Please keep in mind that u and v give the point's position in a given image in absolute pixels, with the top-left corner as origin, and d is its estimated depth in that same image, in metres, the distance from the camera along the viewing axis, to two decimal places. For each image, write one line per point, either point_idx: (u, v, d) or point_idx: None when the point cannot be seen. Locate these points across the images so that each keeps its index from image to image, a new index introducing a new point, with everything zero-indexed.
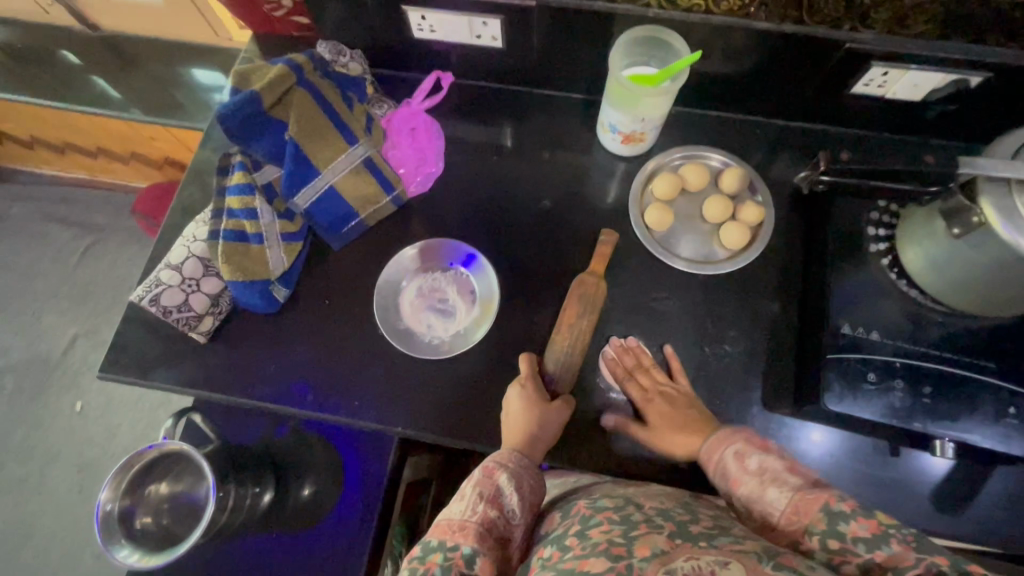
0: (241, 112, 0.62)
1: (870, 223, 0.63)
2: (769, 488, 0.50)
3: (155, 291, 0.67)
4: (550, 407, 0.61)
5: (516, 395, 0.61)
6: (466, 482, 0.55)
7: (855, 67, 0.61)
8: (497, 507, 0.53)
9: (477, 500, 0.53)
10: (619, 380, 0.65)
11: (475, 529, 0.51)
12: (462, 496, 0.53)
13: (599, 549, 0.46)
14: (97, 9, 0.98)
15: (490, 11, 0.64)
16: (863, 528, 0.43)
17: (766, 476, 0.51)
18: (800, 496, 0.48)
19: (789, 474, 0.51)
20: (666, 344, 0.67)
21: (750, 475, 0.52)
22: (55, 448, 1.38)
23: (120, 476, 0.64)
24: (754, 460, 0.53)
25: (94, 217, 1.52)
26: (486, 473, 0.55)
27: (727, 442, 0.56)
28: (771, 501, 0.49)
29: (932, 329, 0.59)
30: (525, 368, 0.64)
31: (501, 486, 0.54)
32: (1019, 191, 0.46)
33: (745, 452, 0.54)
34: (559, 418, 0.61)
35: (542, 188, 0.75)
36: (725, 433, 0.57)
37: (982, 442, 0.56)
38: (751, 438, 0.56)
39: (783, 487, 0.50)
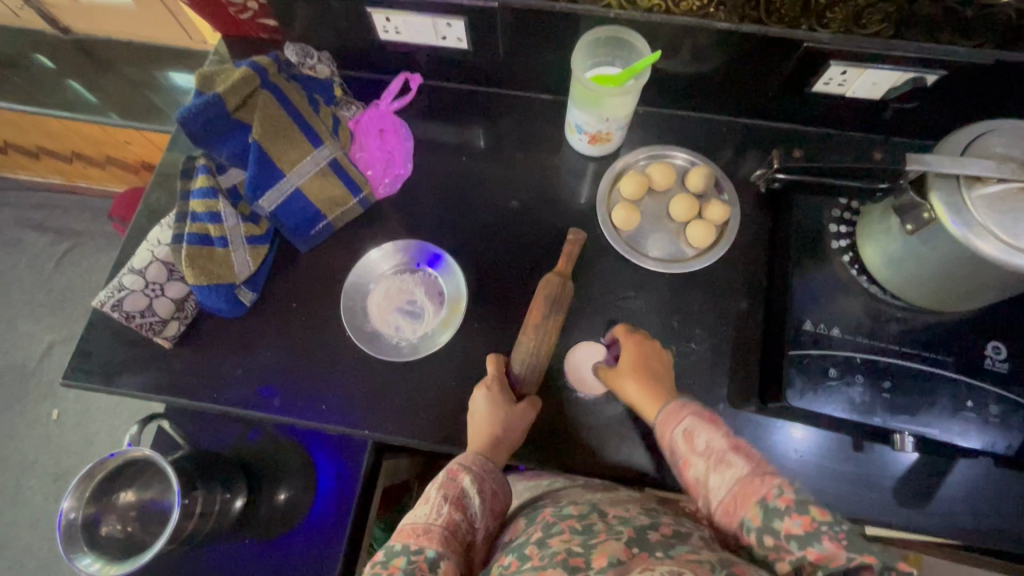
0: (203, 113, 0.61)
1: (832, 220, 0.64)
2: (713, 473, 0.50)
3: (118, 295, 0.66)
4: (517, 409, 0.61)
5: (481, 394, 0.61)
6: (431, 485, 0.55)
7: (814, 66, 0.62)
8: (461, 510, 0.53)
9: (441, 502, 0.53)
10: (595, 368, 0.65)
11: (439, 531, 0.51)
12: (427, 499, 0.53)
13: (557, 559, 0.47)
14: (63, 12, 0.96)
15: (453, 12, 0.64)
16: (796, 525, 0.45)
17: (712, 458, 0.51)
18: (740, 487, 0.48)
19: (735, 456, 0.50)
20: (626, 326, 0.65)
21: (697, 456, 0.51)
22: (32, 457, 1.36)
23: (83, 484, 0.64)
24: (701, 439, 0.52)
25: (72, 222, 1.51)
26: (449, 474, 0.55)
27: (678, 418, 0.54)
28: (714, 486, 0.50)
29: (892, 325, 0.60)
30: (492, 369, 0.64)
31: (466, 488, 0.54)
32: (967, 187, 0.47)
33: (693, 430, 0.53)
34: (524, 421, 0.61)
35: (510, 189, 0.75)
36: (676, 406, 0.55)
37: (940, 435, 0.57)
38: (699, 413, 0.54)
39: (726, 473, 0.50)
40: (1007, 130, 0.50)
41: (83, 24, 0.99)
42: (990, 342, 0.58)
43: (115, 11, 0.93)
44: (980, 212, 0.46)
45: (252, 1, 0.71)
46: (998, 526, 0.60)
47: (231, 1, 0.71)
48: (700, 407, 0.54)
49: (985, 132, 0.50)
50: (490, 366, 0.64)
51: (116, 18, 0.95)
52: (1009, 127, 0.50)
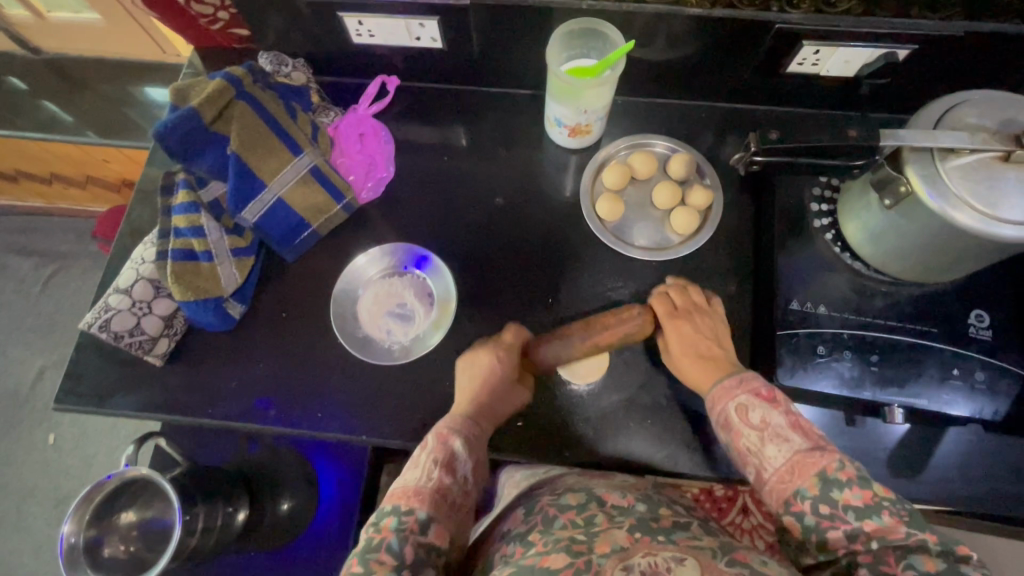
0: (181, 128, 0.61)
1: (813, 199, 0.65)
2: (768, 445, 0.50)
3: (105, 316, 0.65)
4: (513, 385, 0.61)
5: (486, 358, 0.61)
6: (421, 449, 0.55)
7: (788, 47, 0.63)
8: (451, 474, 0.54)
9: (432, 466, 0.53)
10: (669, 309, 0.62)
11: (430, 493, 0.52)
12: (418, 464, 0.54)
13: (561, 545, 0.47)
14: (31, 31, 0.95)
15: (425, 12, 0.63)
16: (856, 497, 0.46)
17: (768, 432, 0.51)
18: (798, 459, 0.49)
19: (792, 432, 0.51)
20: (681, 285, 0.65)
21: (753, 428, 0.52)
22: (31, 483, 1.35)
23: (82, 509, 0.63)
24: (758, 413, 0.52)
25: (55, 244, 1.49)
26: (439, 439, 0.55)
27: (732, 394, 0.54)
28: (768, 457, 0.50)
29: (876, 299, 0.61)
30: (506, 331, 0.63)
31: (456, 452, 0.55)
32: (941, 159, 0.48)
33: (749, 405, 0.52)
34: (515, 401, 0.61)
35: (494, 186, 0.75)
36: (731, 382, 0.54)
37: (929, 406, 0.58)
38: (756, 389, 0.53)
39: (783, 445, 0.50)
40: (979, 100, 0.51)
41: (52, 42, 0.97)
42: (973, 311, 0.59)
43: (85, 27, 0.92)
44: (955, 183, 0.47)
45: (223, 11, 0.71)
46: (990, 491, 0.61)
47: (202, 12, 0.71)
48: (757, 384, 0.53)
49: (958, 103, 0.51)
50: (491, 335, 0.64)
51: (86, 34, 0.94)
52: (981, 97, 0.51)
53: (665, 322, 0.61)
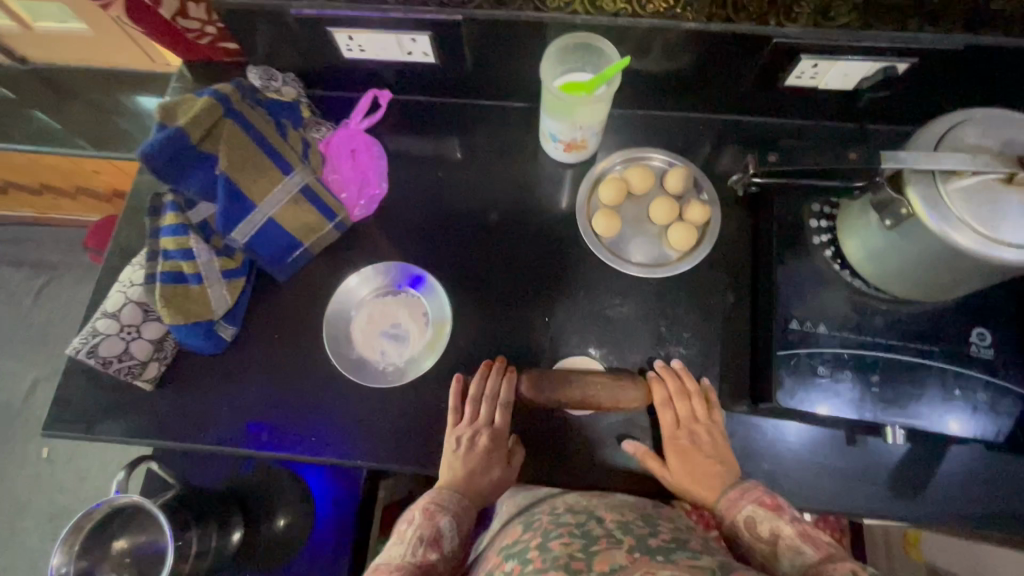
0: (167, 151, 0.58)
1: (811, 216, 0.64)
2: (783, 558, 0.52)
3: (92, 342, 0.63)
4: (504, 463, 0.62)
5: (484, 433, 0.61)
6: (408, 523, 0.58)
7: (785, 61, 0.61)
8: (436, 550, 0.56)
9: (416, 541, 0.56)
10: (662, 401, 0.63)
11: (413, 570, 0.54)
12: (403, 538, 0.56)
13: (559, 563, 0.47)
14: (18, 43, 0.94)
15: (416, 27, 0.62)
16: None
17: (778, 543, 0.53)
18: (812, 574, 0.49)
19: (802, 541, 0.52)
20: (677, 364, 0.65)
21: (763, 542, 0.54)
22: (24, 498, 1.34)
23: (71, 538, 0.63)
24: (765, 526, 0.54)
25: (46, 255, 1.47)
26: (428, 516, 0.58)
27: (739, 504, 0.56)
28: (785, 571, 0.51)
29: (876, 318, 0.60)
30: (503, 395, 0.63)
31: (443, 529, 0.57)
32: (943, 181, 0.47)
33: (755, 517, 0.55)
34: (502, 481, 0.62)
35: (489, 201, 0.74)
36: (735, 494, 0.57)
37: (931, 427, 0.57)
38: (760, 499, 0.56)
39: (795, 557, 0.51)
40: (981, 120, 0.50)
41: (39, 53, 0.96)
42: (974, 330, 0.59)
43: (73, 39, 0.90)
44: (958, 206, 0.46)
45: (211, 26, 0.70)
46: (990, 509, 0.60)
47: (188, 27, 0.70)
48: (761, 493, 0.56)
49: (959, 122, 0.50)
50: (485, 403, 0.63)
51: (75, 46, 0.92)
52: (983, 116, 0.50)
53: (669, 442, 0.61)
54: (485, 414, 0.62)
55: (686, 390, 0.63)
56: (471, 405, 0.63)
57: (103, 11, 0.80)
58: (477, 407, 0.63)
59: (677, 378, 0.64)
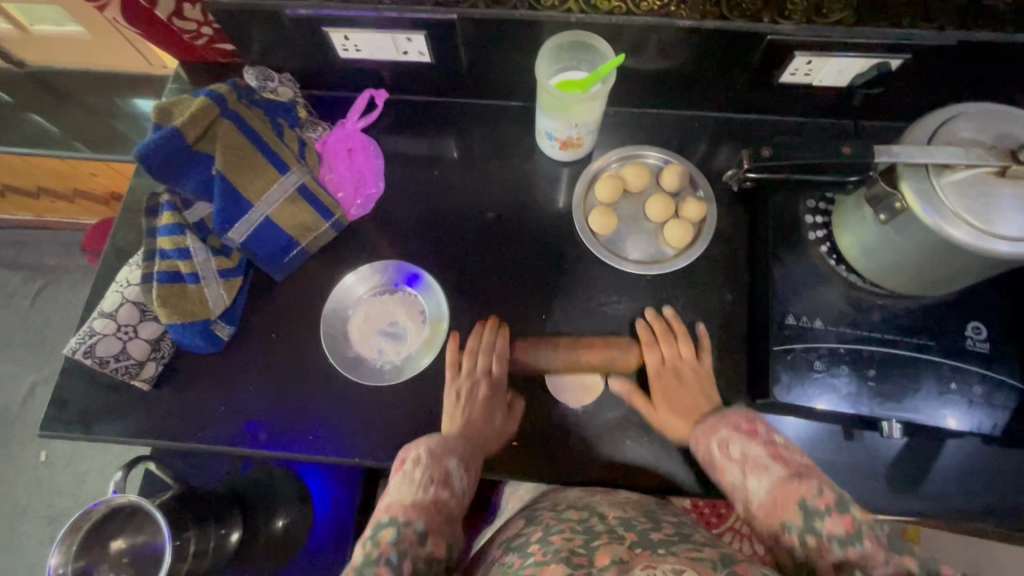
0: (163, 149, 0.59)
1: (807, 211, 0.64)
2: (751, 478, 0.53)
3: (89, 341, 0.63)
4: (504, 413, 0.64)
5: (483, 384, 0.64)
6: (414, 463, 0.57)
7: (779, 58, 0.62)
8: (448, 490, 0.56)
9: (427, 482, 0.55)
10: (649, 342, 0.66)
11: (428, 508, 0.53)
12: (411, 479, 0.55)
13: (559, 556, 0.47)
14: (14, 45, 0.94)
15: (411, 27, 0.62)
16: (837, 525, 0.47)
17: (748, 463, 0.53)
18: (779, 488, 0.51)
19: (772, 461, 0.53)
20: (667, 306, 0.67)
21: (734, 463, 0.54)
22: (23, 501, 1.33)
23: (69, 538, 0.63)
24: (737, 447, 0.55)
25: (44, 258, 1.47)
26: (435, 457, 0.57)
27: (714, 430, 0.57)
28: (753, 489, 0.52)
29: (873, 313, 0.60)
30: (499, 346, 0.66)
31: (451, 470, 0.57)
32: (937, 174, 0.47)
33: (730, 440, 0.55)
34: (503, 430, 0.64)
35: (486, 200, 0.74)
36: (711, 421, 0.58)
37: (927, 420, 0.57)
38: (736, 424, 0.56)
39: (763, 475, 0.52)
40: (973, 114, 0.50)
41: (36, 55, 0.96)
42: (970, 323, 0.59)
43: (69, 41, 0.90)
44: (950, 199, 0.46)
45: (207, 27, 0.70)
46: (988, 503, 0.61)
47: (184, 28, 0.70)
48: (739, 420, 0.57)
49: (953, 116, 0.50)
50: (481, 354, 0.65)
51: (71, 48, 0.93)
52: (976, 110, 0.50)
53: (654, 379, 0.64)
54: (481, 365, 0.65)
55: (671, 335, 0.66)
56: (467, 357, 0.65)
57: (99, 13, 0.80)
58: (473, 359, 0.65)
59: (664, 323, 0.67)
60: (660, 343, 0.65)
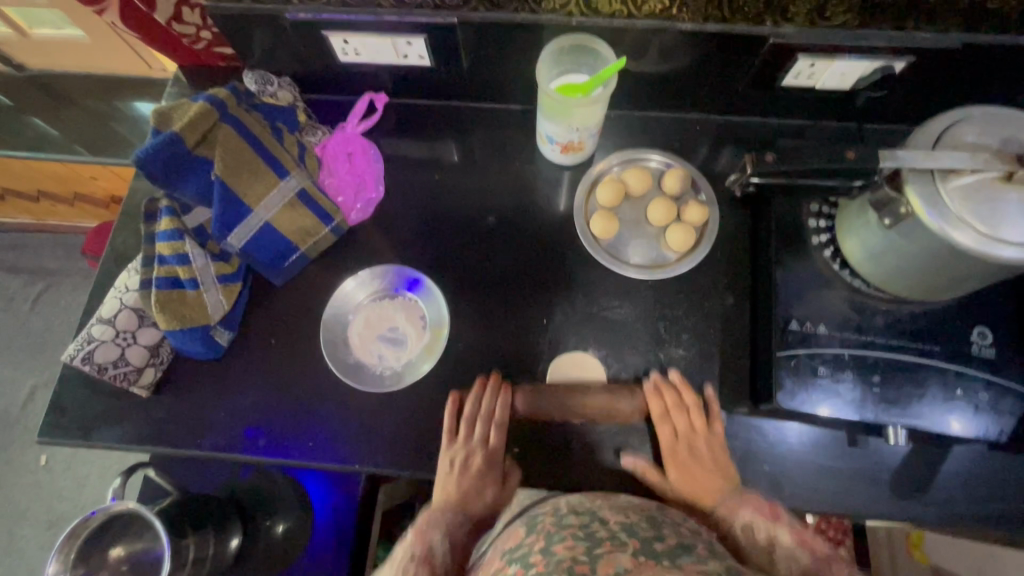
0: (162, 154, 0.58)
1: (810, 215, 0.64)
2: (784, 565, 0.49)
3: (88, 348, 0.63)
4: (498, 485, 0.61)
5: (478, 455, 0.61)
6: (402, 540, 0.55)
7: (782, 61, 0.61)
8: (428, 570, 0.52)
9: (405, 560, 0.53)
10: (658, 413, 0.62)
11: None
12: (392, 560, 0.54)
13: (562, 567, 0.46)
14: (13, 49, 0.94)
15: (411, 30, 0.62)
16: None
17: (777, 547, 0.51)
18: None
19: (801, 547, 0.51)
20: (673, 370, 0.65)
21: (760, 548, 0.52)
22: (23, 506, 1.33)
23: (67, 546, 0.62)
24: (763, 531, 0.53)
25: (44, 262, 1.47)
26: (417, 534, 0.55)
27: (738, 510, 0.55)
28: None
29: (877, 318, 0.60)
30: (498, 413, 0.63)
31: (433, 545, 0.54)
32: (942, 179, 0.47)
33: (753, 523, 0.53)
34: (499, 503, 0.62)
35: (486, 204, 0.74)
36: (733, 500, 0.56)
37: (932, 427, 0.57)
38: (758, 507, 0.55)
39: (795, 564, 0.49)
40: (978, 118, 0.49)
41: (35, 60, 0.96)
42: (976, 329, 0.58)
43: (68, 45, 0.90)
44: (955, 203, 0.46)
45: (206, 31, 0.70)
46: (993, 510, 0.60)
47: (183, 32, 0.69)
48: (760, 501, 0.55)
49: (958, 119, 0.50)
50: (479, 425, 0.62)
51: (70, 52, 0.92)
52: (982, 114, 0.50)
53: (670, 458, 0.61)
54: (480, 434, 0.62)
55: (684, 406, 0.62)
56: (465, 425, 0.62)
57: (98, 17, 0.80)
58: (471, 428, 0.62)
59: (674, 391, 0.63)
60: (670, 415, 0.62)
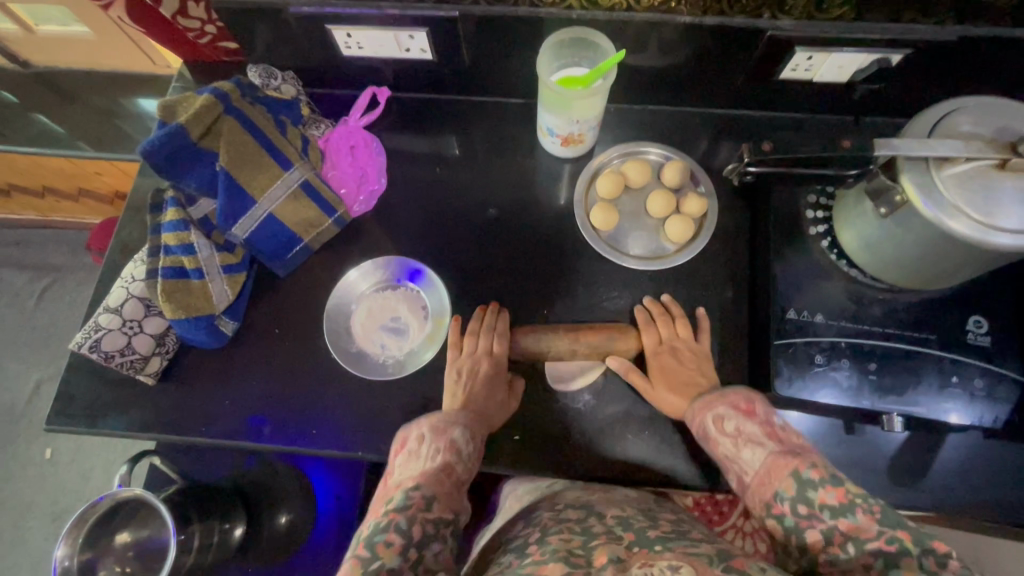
0: (168, 146, 0.59)
1: (808, 206, 0.64)
2: (743, 450, 0.53)
3: (95, 336, 0.64)
4: (505, 393, 0.63)
5: (484, 363, 0.63)
6: (418, 442, 0.56)
7: (780, 54, 0.62)
8: (455, 456, 0.56)
9: (433, 453, 0.55)
10: (646, 324, 0.66)
11: (436, 475, 0.53)
12: (417, 454, 0.55)
13: (558, 556, 0.47)
14: (19, 45, 0.95)
15: (413, 24, 0.63)
16: (830, 496, 0.47)
17: (742, 437, 0.53)
18: (772, 462, 0.50)
19: (765, 437, 0.52)
20: (664, 293, 0.69)
21: (727, 437, 0.54)
22: (27, 498, 1.34)
23: (75, 531, 0.63)
24: (732, 422, 0.54)
25: (49, 257, 1.48)
26: (437, 432, 0.56)
27: (712, 406, 0.56)
28: (746, 461, 0.52)
29: (873, 307, 0.60)
30: (500, 326, 0.66)
31: (456, 440, 0.56)
32: (937, 168, 0.47)
33: (725, 416, 0.55)
34: (504, 410, 0.63)
35: (488, 196, 0.74)
36: (709, 398, 0.57)
37: (928, 414, 0.57)
38: (735, 403, 0.55)
39: (757, 449, 0.52)
40: (973, 108, 0.50)
41: (41, 56, 0.97)
42: (971, 317, 0.59)
43: (74, 41, 0.91)
44: (949, 191, 0.47)
45: (211, 25, 0.71)
46: (990, 498, 0.60)
47: (189, 27, 0.70)
48: (737, 398, 0.56)
49: (952, 110, 0.50)
50: (482, 335, 0.65)
51: (75, 48, 0.93)
52: (977, 104, 0.50)
53: (653, 356, 0.63)
54: (482, 343, 0.64)
55: (669, 317, 0.66)
56: (466, 337, 0.65)
57: (105, 12, 0.81)
58: (473, 339, 0.65)
59: (662, 307, 0.67)
60: (658, 326, 0.65)
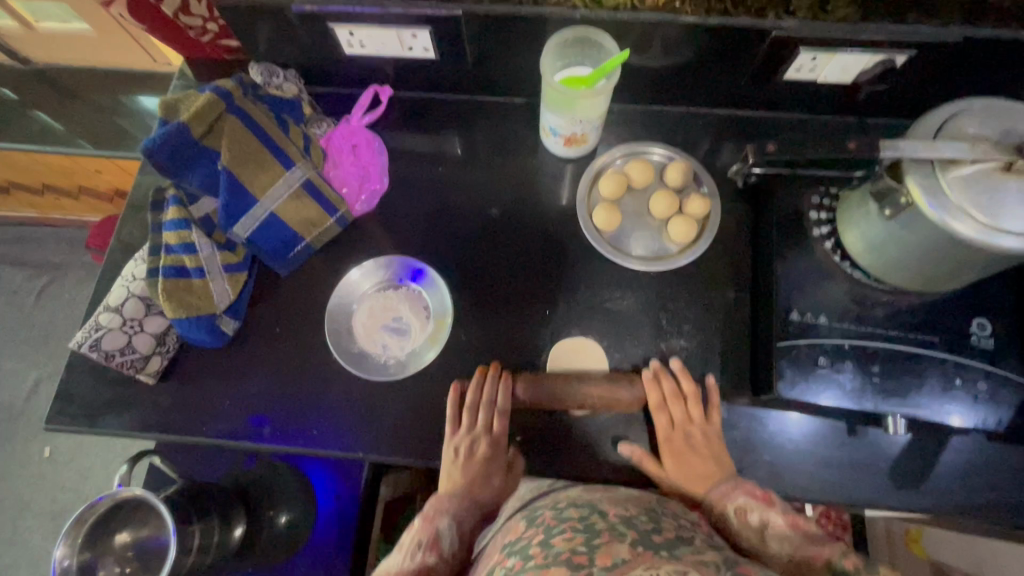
0: (169, 145, 0.59)
1: (811, 207, 0.64)
2: (770, 542, 0.52)
3: (95, 335, 0.64)
4: (504, 474, 0.63)
5: (483, 441, 0.62)
6: (407, 532, 0.57)
7: (784, 54, 0.62)
8: (435, 553, 0.55)
9: (416, 548, 0.55)
10: (656, 404, 0.63)
11: (413, 575, 0.53)
12: (402, 547, 0.56)
13: (561, 558, 0.47)
14: (19, 42, 0.94)
15: (416, 23, 0.62)
16: None
17: (767, 530, 0.52)
18: (803, 553, 0.49)
19: (794, 530, 0.52)
20: (674, 358, 0.65)
21: (750, 529, 0.53)
22: (26, 497, 1.34)
23: (76, 530, 0.62)
24: (755, 514, 0.54)
25: (48, 255, 1.48)
26: (426, 520, 0.58)
27: (730, 495, 0.57)
28: (774, 554, 0.51)
29: (877, 309, 0.60)
30: (500, 399, 0.63)
31: (441, 530, 0.57)
32: (943, 170, 0.47)
33: (746, 507, 0.55)
34: (502, 491, 0.63)
35: (490, 196, 0.74)
36: (726, 487, 0.57)
37: (931, 416, 0.57)
38: (751, 491, 0.57)
39: (784, 542, 0.51)
40: (978, 110, 0.50)
41: (41, 53, 0.96)
42: (975, 319, 0.59)
43: (73, 38, 0.91)
44: (956, 193, 0.46)
45: (212, 23, 0.70)
46: (992, 500, 0.60)
47: (190, 24, 0.70)
48: (752, 487, 0.57)
49: (957, 112, 0.50)
50: (482, 409, 0.63)
51: (74, 45, 0.93)
52: (981, 106, 0.50)
53: (666, 445, 0.61)
54: (482, 419, 0.63)
55: (681, 395, 0.63)
56: (467, 413, 0.63)
57: (105, 10, 0.80)
58: (473, 414, 0.63)
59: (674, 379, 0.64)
60: (668, 404, 0.63)
